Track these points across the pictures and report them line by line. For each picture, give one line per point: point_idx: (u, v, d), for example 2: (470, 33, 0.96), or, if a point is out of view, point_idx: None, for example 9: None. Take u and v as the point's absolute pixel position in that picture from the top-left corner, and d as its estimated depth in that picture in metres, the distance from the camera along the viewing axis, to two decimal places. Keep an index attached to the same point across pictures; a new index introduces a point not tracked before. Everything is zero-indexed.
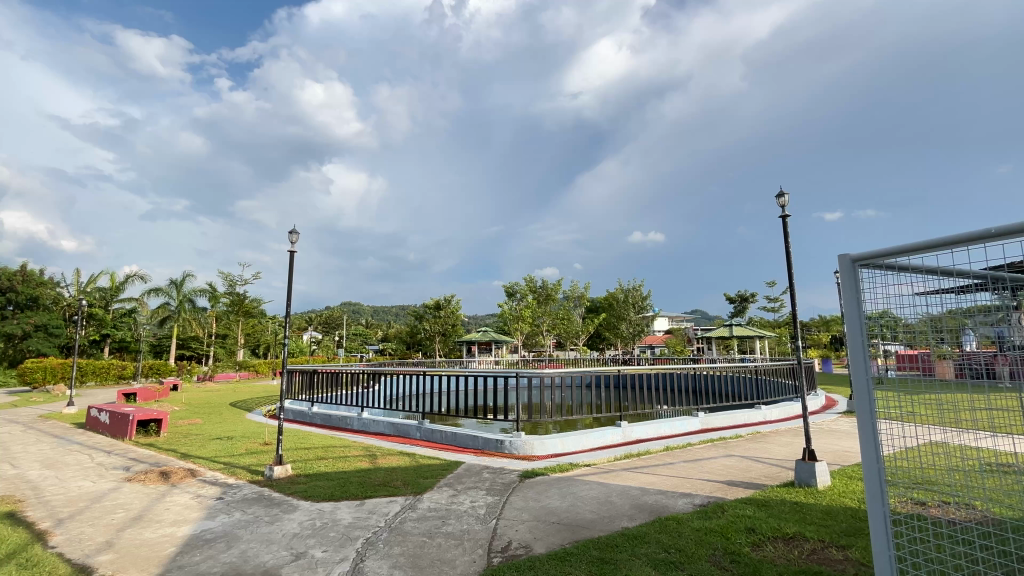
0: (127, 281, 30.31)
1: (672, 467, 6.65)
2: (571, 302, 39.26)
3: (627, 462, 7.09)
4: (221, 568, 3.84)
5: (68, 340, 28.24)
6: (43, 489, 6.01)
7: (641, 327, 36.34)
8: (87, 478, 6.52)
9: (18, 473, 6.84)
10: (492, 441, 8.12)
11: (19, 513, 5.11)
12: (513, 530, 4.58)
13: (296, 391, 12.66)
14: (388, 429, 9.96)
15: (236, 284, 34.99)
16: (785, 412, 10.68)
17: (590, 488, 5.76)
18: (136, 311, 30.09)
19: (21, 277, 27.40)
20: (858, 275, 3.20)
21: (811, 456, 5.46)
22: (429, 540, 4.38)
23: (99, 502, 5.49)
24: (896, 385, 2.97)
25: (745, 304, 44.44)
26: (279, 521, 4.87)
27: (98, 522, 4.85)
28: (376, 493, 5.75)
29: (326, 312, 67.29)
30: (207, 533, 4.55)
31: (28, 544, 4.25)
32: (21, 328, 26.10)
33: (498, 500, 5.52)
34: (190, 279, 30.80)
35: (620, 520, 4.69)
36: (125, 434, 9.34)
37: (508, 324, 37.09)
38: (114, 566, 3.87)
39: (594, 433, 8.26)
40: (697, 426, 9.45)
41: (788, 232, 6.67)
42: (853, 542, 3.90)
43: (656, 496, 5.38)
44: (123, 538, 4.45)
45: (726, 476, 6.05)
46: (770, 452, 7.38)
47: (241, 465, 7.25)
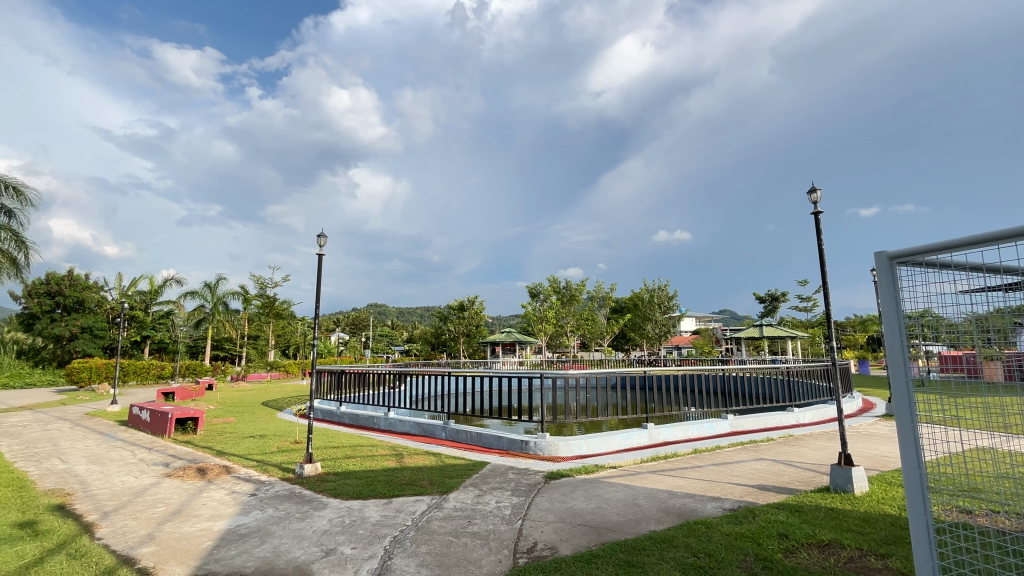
0: (165, 284, 31.47)
1: (701, 470, 6.52)
2: (595, 302, 38.90)
3: (654, 464, 6.99)
4: (255, 562, 3.95)
5: (112, 341, 29.60)
6: (90, 483, 6.33)
7: (667, 329, 35.68)
8: (129, 473, 6.82)
9: (67, 468, 7.20)
10: (517, 442, 8.13)
11: (69, 505, 5.39)
12: (539, 531, 4.57)
13: (325, 391, 12.91)
14: (414, 429, 10.08)
15: (268, 287, 35.89)
16: (818, 415, 10.34)
17: (616, 490, 5.70)
18: (173, 313, 31.28)
19: (68, 281, 28.69)
20: (896, 274, 3.12)
21: (848, 460, 5.27)
22: (455, 539, 4.42)
23: (141, 496, 5.74)
24: (939, 387, 2.88)
25: (776, 304, 43.19)
26: (310, 518, 5.00)
27: (141, 515, 5.07)
28: (403, 492, 5.83)
29: (354, 313, 68.60)
30: (241, 529, 4.69)
31: (77, 535, 4.47)
32: (68, 329, 27.55)
33: (523, 501, 5.52)
34: (223, 282, 31.81)
35: (647, 523, 4.63)
36: (165, 432, 9.71)
37: (532, 325, 37.01)
38: (156, 558, 4.03)
39: (620, 435, 8.19)
40: (726, 429, 9.25)
41: (820, 229, 6.48)
42: (893, 551, 3.74)
43: (684, 499, 5.28)
44: (163, 531, 4.64)
45: (758, 480, 5.90)
46: (804, 456, 7.16)
47: (272, 463, 7.45)
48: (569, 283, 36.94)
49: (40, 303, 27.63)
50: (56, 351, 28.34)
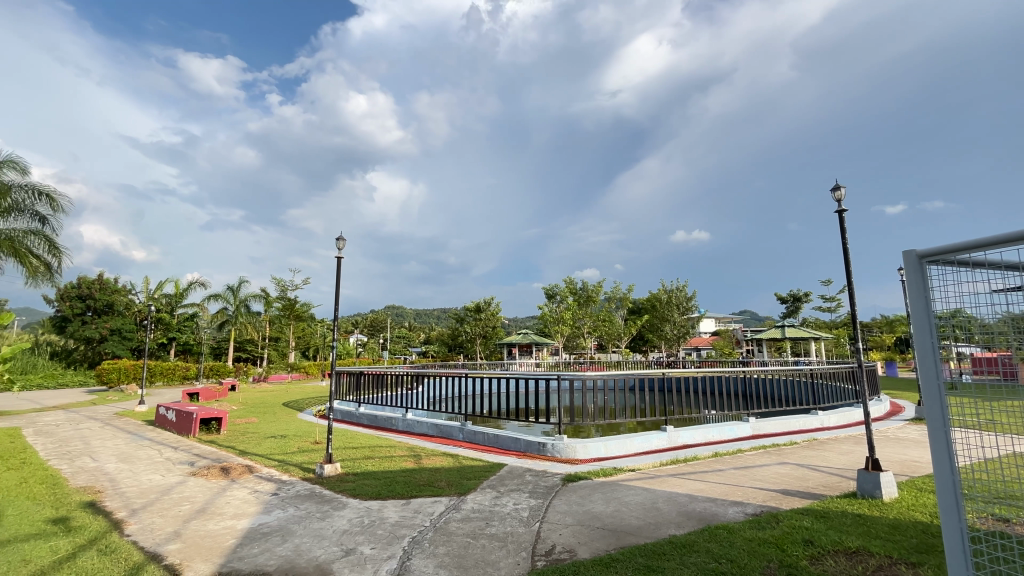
0: (190, 287, 32.25)
1: (722, 474, 6.41)
2: (613, 303, 38.57)
3: (674, 467, 6.90)
4: (277, 561, 4.01)
5: (140, 343, 30.48)
6: (120, 481, 6.52)
7: (685, 330, 35.19)
8: (156, 472, 7.00)
9: (97, 466, 7.42)
10: (534, 444, 8.12)
11: (99, 502, 5.56)
12: (557, 533, 4.55)
13: (344, 392, 13.09)
14: (432, 430, 10.13)
15: (288, 289, 36.53)
16: (844, 418, 10.07)
17: (635, 494, 5.64)
18: (197, 315, 32.03)
19: (98, 285, 29.61)
20: (926, 273, 3.03)
21: (875, 465, 5.12)
22: (473, 541, 4.42)
23: (168, 494, 5.89)
24: (971, 390, 2.78)
25: (798, 304, 42.28)
26: (330, 517, 5.06)
27: (168, 513, 5.20)
28: (421, 492, 5.87)
29: (373, 315, 69.37)
30: (264, 527, 4.77)
31: (106, 531, 4.60)
32: (98, 332, 28.47)
33: (541, 503, 5.49)
34: (245, 285, 32.49)
35: (667, 527, 4.56)
36: (190, 432, 9.94)
37: (548, 327, 36.90)
38: (181, 555, 4.12)
39: (638, 438, 8.11)
40: (748, 432, 9.07)
41: (844, 228, 6.32)
42: (925, 560, 3.62)
43: (705, 503, 5.20)
44: (189, 529, 4.74)
45: (781, 485, 5.78)
46: (830, 460, 6.98)
47: (293, 462, 7.56)
48: (586, 284, 36.71)
49: (71, 306, 28.53)
50: (87, 353, 29.28)
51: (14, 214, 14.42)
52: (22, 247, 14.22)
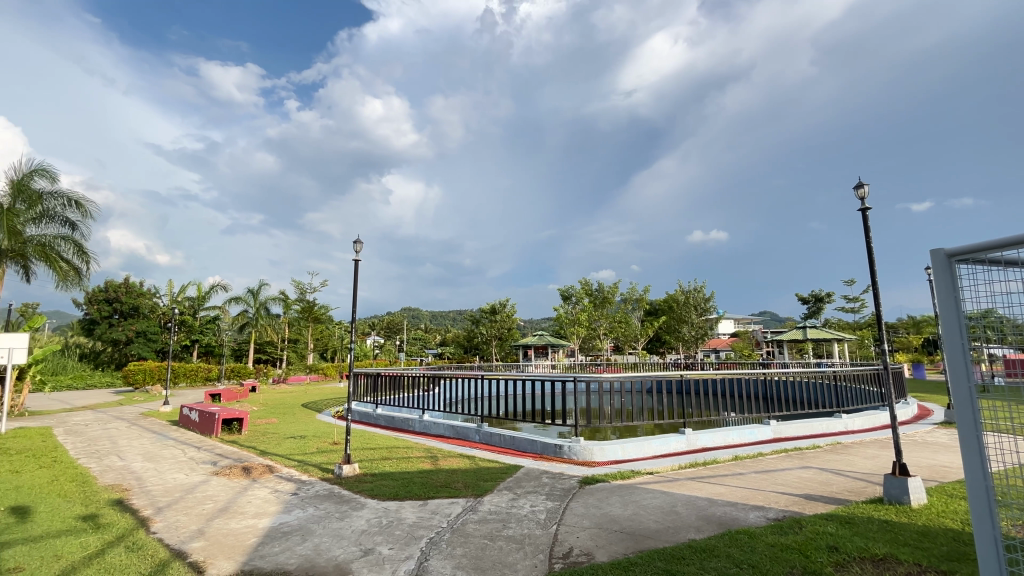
0: (212, 290, 32.92)
1: (742, 477, 6.30)
2: (629, 304, 38.25)
3: (693, 471, 6.81)
4: (297, 560, 4.06)
5: (164, 345, 31.24)
6: (145, 479, 6.69)
7: (703, 331, 34.69)
8: (181, 471, 7.16)
9: (124, 465, 7.63)
10: (550, 445, 8.09)
11: (126, 500, 5.71)
12: (575, 536, 4.52)
13: (362, 393, 13.21)
14: (448, 432, 10.17)
15: (307, 292, 37.07)
16: (869, 422, 9.80)
17: (653, 497, 5.58)
18: (219, 318, 32.70)
19: (125, 288, 30.42)
20: (954, 272, 2.94)
21: (903, 470, 4.98)
22: (490, 543, 4.42)
23: (191, 493, 6.01)
24: (1005, 393, 2.68)
25: (820, 304, 41.39)
26: (349, 518, 5.11)
27: (191, 511, 5.31)
28: (438, 494, 5.90)
29: (390, 317, 69.97)
30: (284, 527, 4.84)
31: (134, 528, 4.73)
32: (125, 334, 29.29)
33: (558, 506, 5.47)
34: (265, 288, 33.07)
35: (686, 531, 4.50)
36: (212, 432, 10.15)
37: (564, 329, 36.79)
38: (205, 553, 4.21)
39: (656, 441, 8.01)
40: (769, 435, 8.89)
41: (868, 226, 6.18)
42: (957, 568, 3.50)
43: (725, 507, 5.11)
44: (212, 527, 4.84)
45: (804, 489, 5.65)
46: (855, 464, 6.81)
47: (313, 463, 7.67)
48: (601, 286, 36.50)
49: (99, 309, 29.39)
50: (114, 354, 30.15)
51: (45, 221, 14.97)
52: (53, 252, 14.75)
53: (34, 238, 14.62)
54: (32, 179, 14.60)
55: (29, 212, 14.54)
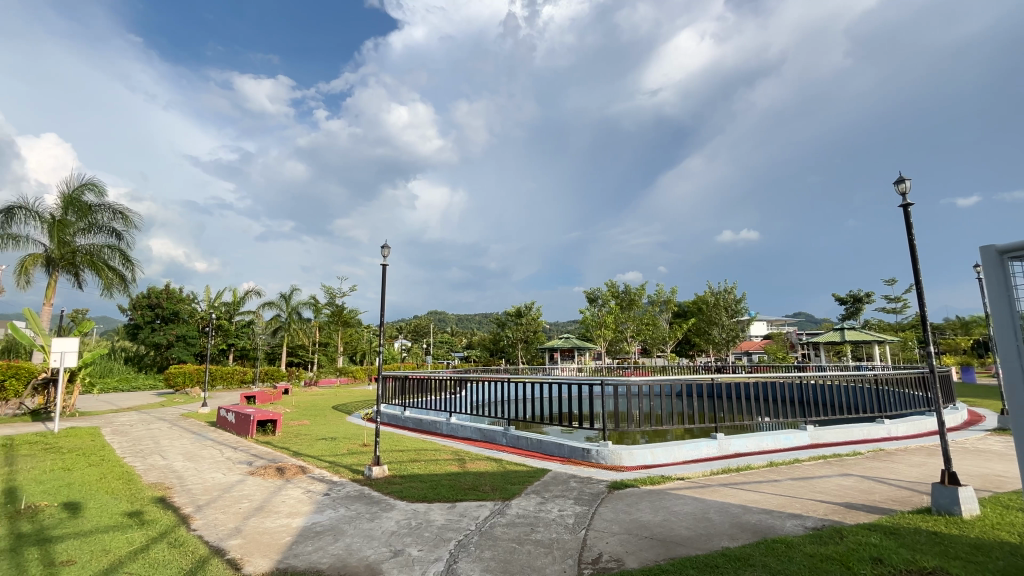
0: (246, 296, 33.96)
1: (777, 484, 6.10)
2: (657, 306, 37.56)
3: (725, 477, 6.62)
4: (329, 559, 4.14)
5: (202, 348, 32.44)
6: (186, 478, 6.96)
7: (735, 333, 33.64)
8: (219, 470, 7.42)
9: (167, 463, 7.95)
10: (578, 449, 8.02)
11: (168, 498, 5.94)
12: (604, 542, 4.46)
13: (390, 396, 13.38)
14: (475, 435, 10.20)
15: (336, 296, 37.86)
16: (913, 428, 9.33)
17: (684, 503, 5.45)
18: (253, 322, 33.76)
19: (166, 294, 31.72)
20: (1008, 270, 2.81)
21: (952, 479, 4.72)
22: (519, 547, 4.40)
23: (228, 492, 6.21)
24: None
25: (859, 305, 39.74)
26: (378, 519, 5.18)
27: (230, 510, 5.48)
28: (466, 496, 5.92)
29: (417, 321, 70.77)
30: (317, 527, 4.94)
31: (175, 525, 4.91)
32: (166, 338, 30.57)
33: (586, 510, 5.41)
34: (296, 293, 34.00)
35: (719, 539, 4.38)
36: (247, 432, 10.48)
37: (590, 331, 36.38)
38: (242, 551, 4.33)
39: (687, 445, 7.84)
40: (806, 441, 8.57)
41: (910, 223, 5.92)
42: None
43: (760, 515, 4.96)
44: (248, 525, 4.99)
45: (845, 498, 5.42)
46: (899, 472, 6.50)
47: (344, 464, 7.82)
48: (628, 287, 35.96)
49: (143, 315, 30.74)
50: (156, 357, 31.50)
51: (93, 231, 15.76)
52: (100, 261, 15.54)
53: (83, 247, 15.46)
54: (82, 192, 15.42)
55: (79, 223, 15.36)
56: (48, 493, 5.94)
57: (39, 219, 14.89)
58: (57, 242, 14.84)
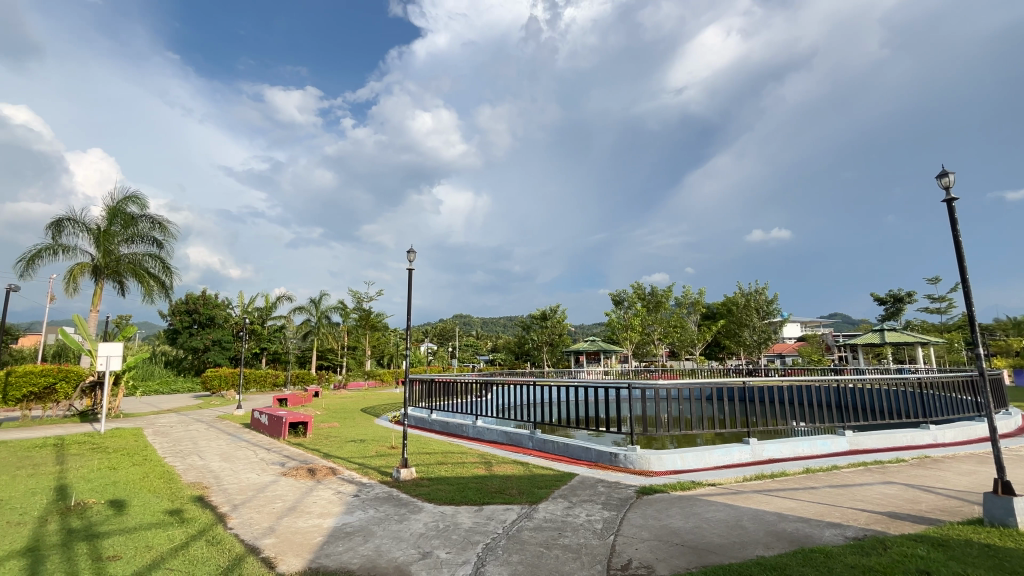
0: (278, 301, 34.93)
1: (815, 492, 5.87)
2: (684, 308, 36.89)
3: (759, 483, 6.42)
4: (360, 560, 4.20)
5: (237, 352, 33.50)
6: (223, 478, 7.19)
7: (767, 335, 32.68)
8: (253, 471, 7.64)
9: (204, 463, 8.24)
10: (606, 454, 7.92)
11: (206, 496, 6.15)
12: (633, 548, 4.39)
13: (417, 399, 13.50)
14: (502, 438, 10.20)
15: (364, 301, 38.56)
16: (962, 434, 8.85)
17: (716, 510, 5.31)
18: (285, 327, 34.72)
19: (202, 300, 32.92)
20: None
21: (1006, 489, 4.47)
22: (547, 551, 4.38)
23: (263, 492, 6.39)
24: None
25: (901, 305, 38.12)
26: (407, 521, 5.23)
27: (264, 509, 5.63)
28: (493, 499, 5.92)
29: (442, 324, 71.41)
30: (347, 527, 5.02)
31: (212, 524, 5.07)
32: (203, 342, 31.72)
33: (615, 516, 5.33)
34: (326, 298, 34.80)
35: (754, 548, 4.25)
36: (279, 434, 10.76)
37: (616, 334, 35.95)
38: (276, 549, 4.43)
39: (718, 450, 7.65)
40: (845, 447, 8.24)
41: (955, 218, 5.64)
42: None
43: (796, 523, 4.79)
44: (282, 525, 5.10)
45: (888, 507, 5.18)
46: (947, 481, 6.18)
47: (372, 466, 7.94)
48: (654, 289, 35.37)
49: (181, 320, 31.96)
50: (194, 361, 32.73)
51: (135, 241, 16.51)
52: (142, 269, 16.28)
53: (127, 257, 16.21)
54: (126, 204, 16.18)
55: (123, 233, 16.10)
56: (96, 490, 6.23)
57: (87, 230, 15.68)
58: (103, 252, 15.61)
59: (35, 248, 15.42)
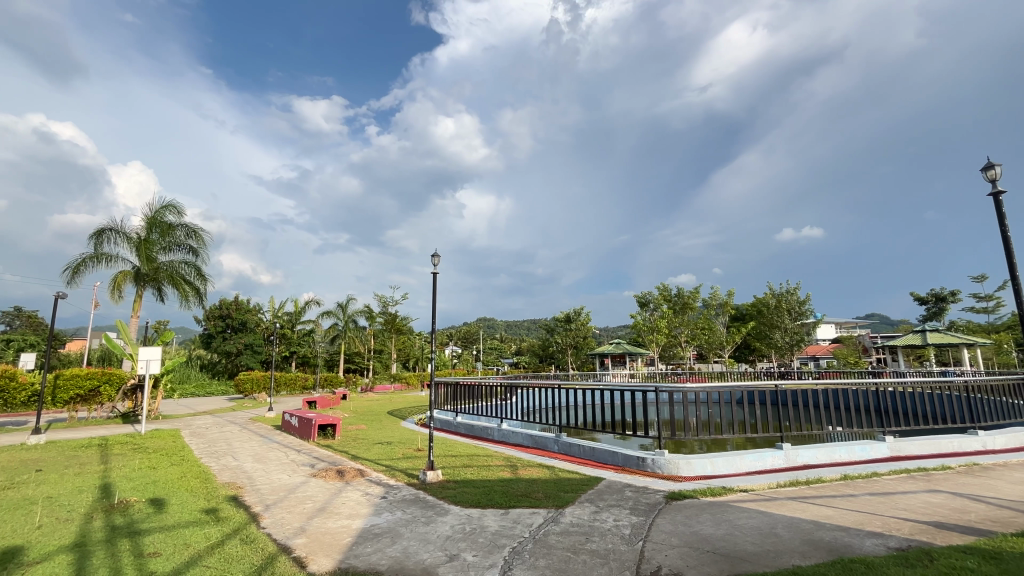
0: (307, 305, 35.73)
1: (854, 500, 5.64)
2: (712, 310, 36.09)
3: (794, 490, 6.21)
4: (388, 561, 4.24)
5: (268, 356, 34.42)
6: (256, 478, 7.39)
7: (800, 337, 31.68)
8: (285, 471, 7.82)
9: (238, 464, 8.49)
10: (633, 458, 7.80)
11: (240, 496, 6.33)
12: (663, 554, 4.30)
13: (442, 402, 13.61)
14: (527, 441, 10.17)
15: (389, 305, 39.07)
16: (1014, 441, 8.38)
17: (748, 517, 5.15)
18: (313, 331, 35.55)
19: (235, 306, 34.01)
20: None
21: None
22: (574, 556, 4.33)
23: (294, 493, 6.53)
24: None
25: (944, 305, 36.45)
26: (433, 523, 5.26)
27: (295, 510, 5.76)
28: (519, 503, 5.90)
29: (466, 326, 71.77)
30: (375, 528, 5.09)
31: (247, 523, 5.21)
32: (236, 346, 32.73)
33: (643, 521, 5.24)
34: (352, 302, 35.40)
35: (789, 557, 4.10)
36: (309, 436, 11.01)
37: (642, 336, 35.40)
38: (307, 549, 4.52)
39: (749, 456, 7.44)
40: (885, 453, 7.91)
41: (1001, 213, 5.38)
42: None
43: (834, 532, 4.61)
44: (312, 525, 5.20)
45: (934, 517, 4.94)
46: (998, 490, 5.85)
47: (399, 468, 8.01)
48: (681, 291, 34.72)
49: (215, 325, 33.07)
50: (227, 364, 33.74)
51: (173, 249, 17.18)
52: (178, 276, 16.91)
53: (165, 264, 16.87)
54: (164, 213, 16.88)
55: (161, 241, 16.78)
56: (137, 489, 6.48)
57: (127, 239, 16.39)
58: (143, 259, 16.29)
59: (79, 257, 16.17)
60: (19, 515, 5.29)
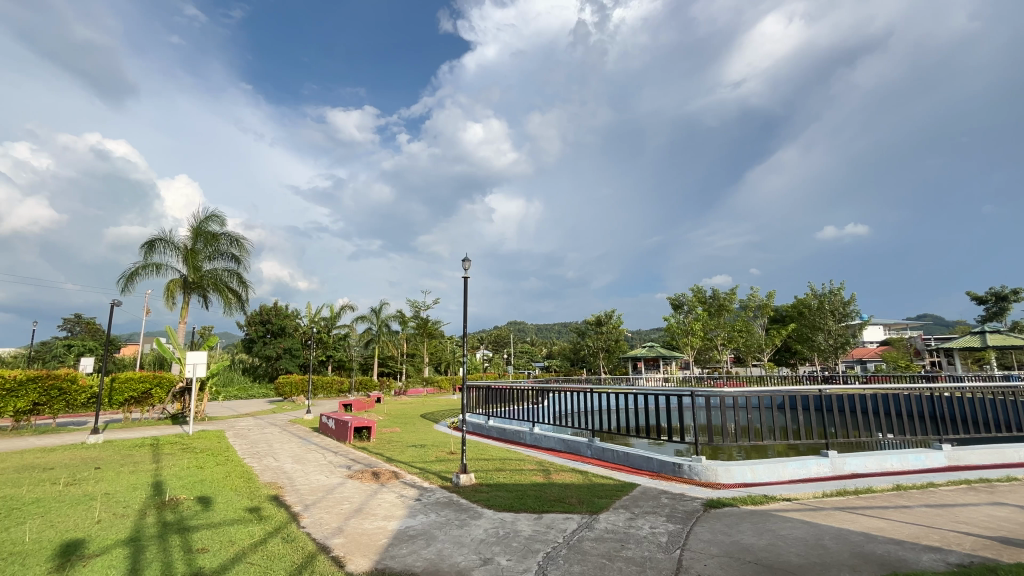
0: (342, 310, 36.60)
1: (909, 512, 5.32)
2: (750, 311, 34.93)
3: (841, 500, 5.92)
4: (423, 562, 4.29)
5: (306, 359, 35.45)
6: (295, 478, 7.63)
7: (845, 339, 30.29)
8: (322, 472, 8.03)
9: (278, 465, 8.77)
10: (669, 464, 7.60)
11: (281, 496, 6.53)
12: (701, 564, 4.17)
13: (474, 405, 13.68)
14: (559, 445, 10.09)
15: (422, 309, 39.59)
16: None
17: (793, 527, 4.95)
18: (348, 335, 36.37)
19: (275, 311, 35.20)
20: None
21: None
22: (609, 563, 4.26)
23: (331, 493, 6.70)
24: None
25: (1005, 304, 34.14)
26: (467, 526, 5.28)
27: (333, 510, 5.89)
28: (552, 508, 5.85)
29: (496, 330, 71.92)
30: (410, 530, 5.16)
31: (287, 522, 5.36)
32: (275, 351, 33.94)
33: (681, 529, 5.10)
34: (385, 307, 36.10)
35: (838, 570, 3.91)
36: (345, 438, 11.26)
37: (676, 339, 34.59)
38: (345, 549, 4.61)
39: (793, 463, 7.14)
40: (942, 463, 7.44)
41: None
42: None
43: (887, 545, 4.36)
44: (349, 525, 5.31)
45: (999, 532, 4.60)
46: None
47: (433, 471, 8.10)
48: (716, 292, 33.78)
49: (256, 330, 34.38)
50: (267, 368, 34.99)
51: (217, 258, 17.95)
52: (222, 283, 17.67)
53: (209, 272, 17.65)
54: (208, 223, 17.69)
55: (205, 250, 17.58)
56: (185, 487, 6.78)
57: (175, 249, 17.27)
58: (190, 267, 17.12)
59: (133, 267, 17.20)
60: (79, 510, 5.62)
